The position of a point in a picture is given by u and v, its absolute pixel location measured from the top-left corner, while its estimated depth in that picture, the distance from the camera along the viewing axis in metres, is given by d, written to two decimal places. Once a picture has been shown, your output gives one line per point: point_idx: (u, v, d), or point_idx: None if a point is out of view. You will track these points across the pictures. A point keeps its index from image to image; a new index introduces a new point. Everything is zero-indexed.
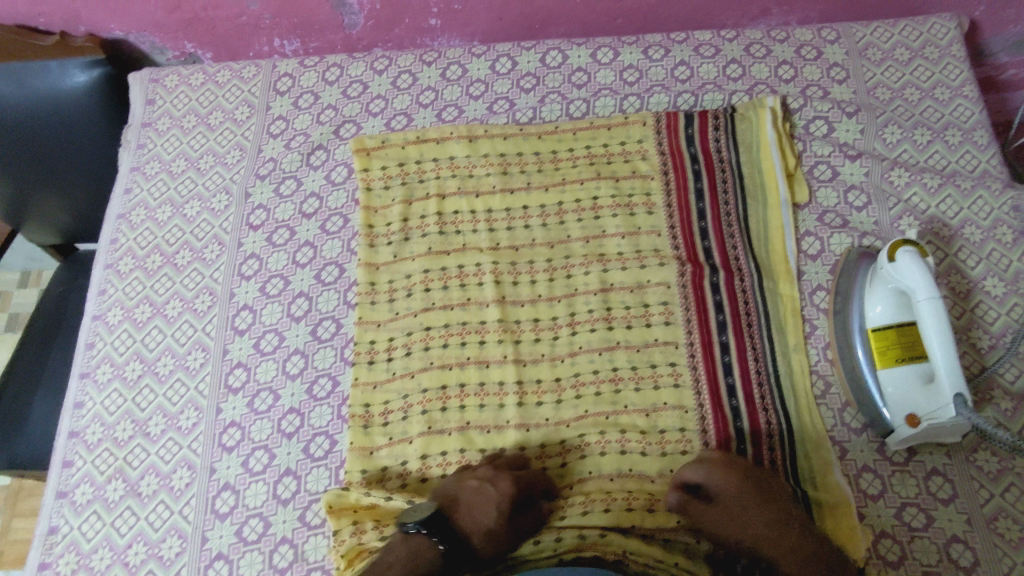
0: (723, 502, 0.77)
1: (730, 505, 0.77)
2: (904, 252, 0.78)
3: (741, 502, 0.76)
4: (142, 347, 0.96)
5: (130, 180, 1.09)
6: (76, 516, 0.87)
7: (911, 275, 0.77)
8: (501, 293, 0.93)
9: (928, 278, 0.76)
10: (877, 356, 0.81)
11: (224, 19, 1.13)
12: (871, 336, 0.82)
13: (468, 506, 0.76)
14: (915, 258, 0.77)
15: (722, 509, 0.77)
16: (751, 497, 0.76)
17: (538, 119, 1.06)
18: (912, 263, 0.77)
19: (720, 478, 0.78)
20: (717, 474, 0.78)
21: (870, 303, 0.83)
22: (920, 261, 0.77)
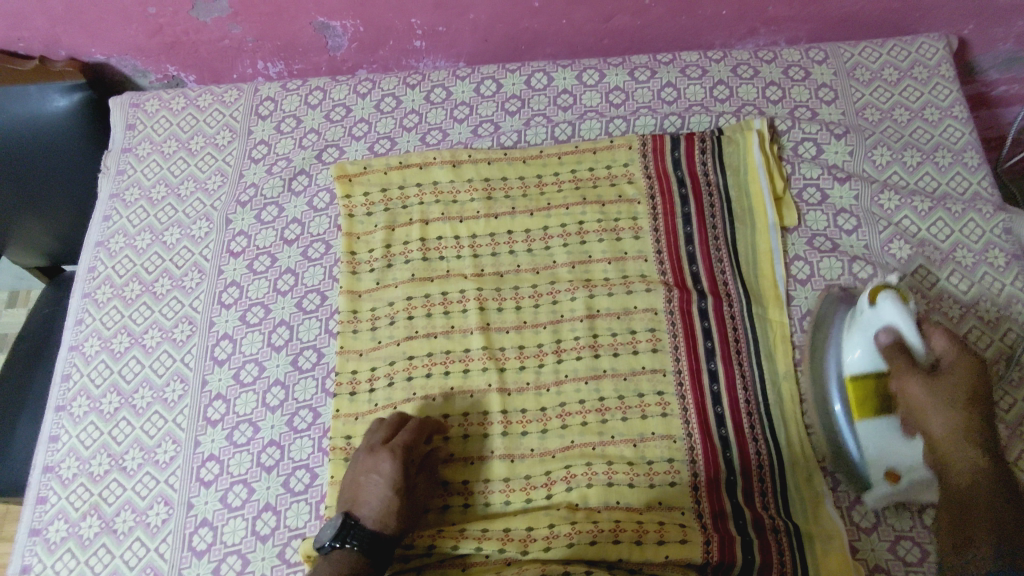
0: (942, 381, 0.74)
1: (947, 386, 0.74)
2: (885, 294, 0.78)
3: (957, 391, 0.73)
4: (119, 378, 0.94)
5: (110, 206, 1.07)
6: (49, 555, 0.84)
7: (895, 320, 0.76)
8: (485, 321, 0.91)
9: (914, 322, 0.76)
10: (858, 405, 0.79)
11: (206, 43, 1.12)
12: (852, 381, 0.80)
13: (366, 501, 0.77)
14: (893, 305, 0.77)
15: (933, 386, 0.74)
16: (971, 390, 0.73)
17: (523, 142, 1.04)
18: (893, 306, 0.77)
19: (966, 367, 0.74)
20: (962, 362, 0.74)
21: (848, 348, 0.81)
22: (902, 303, 0.76)
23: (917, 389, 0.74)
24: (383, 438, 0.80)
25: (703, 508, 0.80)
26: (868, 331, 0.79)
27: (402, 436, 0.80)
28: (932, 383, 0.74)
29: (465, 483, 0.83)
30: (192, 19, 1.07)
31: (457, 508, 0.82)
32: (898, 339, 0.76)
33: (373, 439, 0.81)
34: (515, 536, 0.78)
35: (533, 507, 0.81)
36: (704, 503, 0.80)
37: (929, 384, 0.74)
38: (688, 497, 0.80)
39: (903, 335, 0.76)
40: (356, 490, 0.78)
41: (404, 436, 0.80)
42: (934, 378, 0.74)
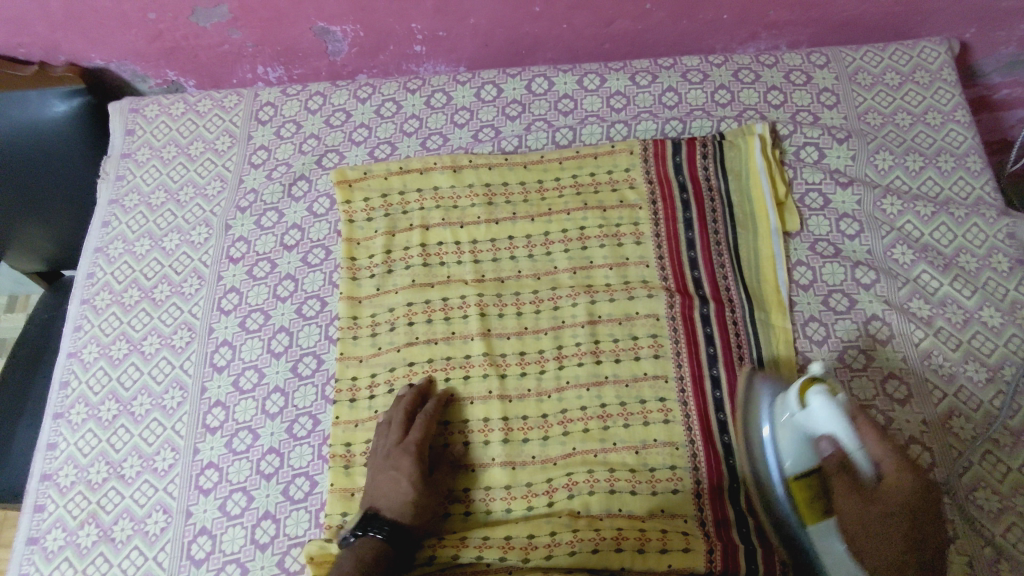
0: (878, 498, 0.69)
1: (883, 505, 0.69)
2: (816, 394, 0.71)
3: (893, 510, 0.68)
4: (118, 385, 0.93)
5: (109, 212, 1.07)
6: (46, 564, 0.84)
7: (830, 424, 0.69)
8: (486, 326, 0.90)
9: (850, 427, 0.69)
10: (804, 510, 0.72)
11: (205, 48, 1.12)
12: (794, 483, 0.73)
13: (385, 496, 0.79)
14: (829, 408, 0.69)
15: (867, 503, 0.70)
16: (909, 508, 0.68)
17: (524, 147, 1.04)
18: (828, 409, 0.69)
19: (903, 480, 0.69)
20: (899, 475, 0.69)
21: (785, 448, 0.74)
22: (834, 403, 0.70)
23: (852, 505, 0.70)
24: (397, 438, 0.82)
25: (706, 515, 0.79)
26: (803, 432, 0.72)
27: (414, 435, 0.81)
28: (868, 502, 0.70)
29: (466, 490, 0.83)
30: (192, 25, 1.07)
31: (459, 516, 0.82)
32: (837, 445, 0.70)
33: (389, 441, 0.82)
34: (516, 544, 0.77)
35: (534, 514, 0.81)
36: (707, 511, 0.79)
37: (865, 502, 0.70)
38: (690, 504, 0.80)
39: (840, 442, 0.70)
40: (376, 487, 0.80)
41: (417, 435, 0.81)
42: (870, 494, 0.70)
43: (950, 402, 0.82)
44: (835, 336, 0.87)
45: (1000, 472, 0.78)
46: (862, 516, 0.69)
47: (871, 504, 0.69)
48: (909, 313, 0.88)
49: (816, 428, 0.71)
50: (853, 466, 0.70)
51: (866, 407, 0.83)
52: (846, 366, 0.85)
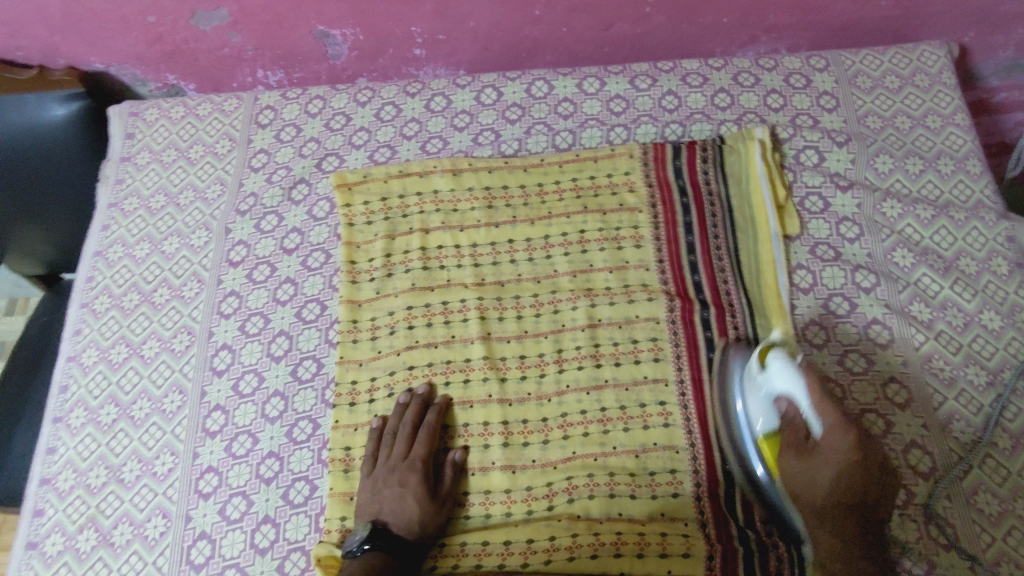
0: (819, 459, 0.73)
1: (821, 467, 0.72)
2: (776, 357, 0.76)
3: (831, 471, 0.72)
4: (117, 389, 0.93)
5: (108, 216, 1.07)
6: (45, 568, 0.83)
7: (788, 384, 0.74)
8: (486, 330, 0.90)
9: (805, 387, 0.74)
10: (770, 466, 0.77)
11: (205, 51, 1.12)
12: (759, 441, 0.78)
13: (393, 510, 0.79)
14: (784, 368, 0.75)
15: (808, 463, 0.73)
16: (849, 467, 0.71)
17: (524, 151, 1.04)
18: (786, 370, 0.75)
19: (847, 441, 0.72)
20: (843, 437, 0.72)
21: (751, 409, 0.78)
22: (791, 367, 0.75)
23: (791, 465, 0.74)
24: (404, 452, 0.82)
25: (707, 518, 0.79)
26: (765, 395, 0.77)
27: (419, 449, 0.82)
28: (807, 462, 0.73)
29: (465, 494, 0.83)
30: (192, 28, 1.07)
31: (458, 519, 0.82)
32: (792, 404, 0.75)
33: (394, 454, 0.82)
34: (515, 550, 0.78)
35: (534, 518, 0.81)
36: (708, 514, 0.79)
37: (805, 462, 0.73)
38: (690, 508, 0.80)
39: (793, 401, 0.75)
40: (382, 500, 0.80)
41: (423, 449, 0.82)
42: (812, 456, 0.73)
43: (950, 406, 0.82)
44: (835, 339, 0.87)
45: (1001, 476, 0.78)
46: (801, 475, 0.73)
47: (808, 466, 0.73)
48: (910, 316, 0.88)
49: (774, 388, 0.76)
50: (801, 427, 0.74)
51: (867, 411, 0.82)
52: (846, 369, 0.85)
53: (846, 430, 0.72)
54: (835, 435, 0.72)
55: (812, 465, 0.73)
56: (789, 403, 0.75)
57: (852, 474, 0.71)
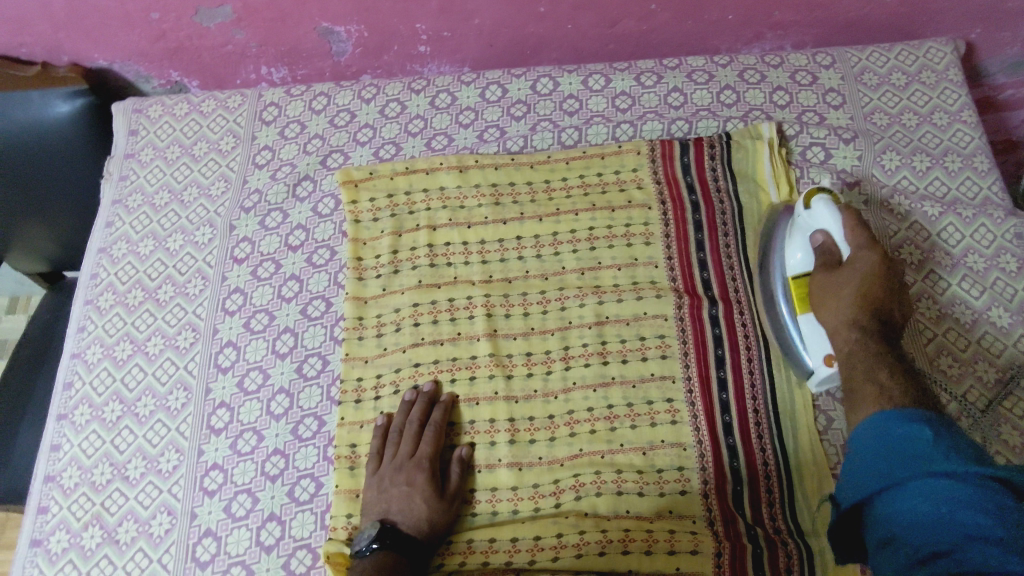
0: (846, 273, 0.79)
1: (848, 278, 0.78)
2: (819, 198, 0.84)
3: (857, 280, 0.77)
4: (122, 386, 0.93)
5: (112, 213, 1.06)
6: (50, 566, 0.83)
7: (826, 219, 0.83)
8: (493, 327, 0.90)
9: (840, 220, 0.82)
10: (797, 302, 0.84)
11: (210, 48, 1.12)
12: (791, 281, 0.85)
13: (401, 509, 0.79)
14: (827, 204, 0.83)
15: (835, 276, 0.79)
16: (874, 277, 0.77)
17: (529, 147, 1.04)
18: (826, 207, 0.83)
19: (873, 257, 0.78)
20: (871, 256, 0.78)
21: (790, 251, 0.86)
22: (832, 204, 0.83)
23: (820, 285, 0.80)
24: (409, 451, 0.82)
25: (715, 515, 0.78)
26: (805, 234, 0.85)
27: (425, 448, 0.82)
28: (835, 276, 0.79)
29: (472, 491, 0.82)
30: (196, 25, 1.07)
31: (464, 516, 0.81)
32: (827, 238, 0.82)
33: (399, 453, 0.82)
34: (522, 547, 0.78)
35: (540, 515, 0.80)
36: (716, 511, 0.79)
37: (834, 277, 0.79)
38: (698, 505, 0.79)
39: (828, 234, 0.82)
40: (389, 500, 0.80)
41: (430, 448, 0.82)
42: (840, 272, 0.79)
43: (959, 404, 0.82)
44: None
45: None
46: (827, 287, 0.79)
47: (836, 278, 0.79)
48: (918, 313, 0.87)
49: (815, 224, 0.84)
50: (833, 254, 0.81)
51: None
52: None
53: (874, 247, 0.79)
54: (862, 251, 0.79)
55: (840, 277, 0.79)
56: (826, 235, 0.82)
57: (875, 285, 0.77)
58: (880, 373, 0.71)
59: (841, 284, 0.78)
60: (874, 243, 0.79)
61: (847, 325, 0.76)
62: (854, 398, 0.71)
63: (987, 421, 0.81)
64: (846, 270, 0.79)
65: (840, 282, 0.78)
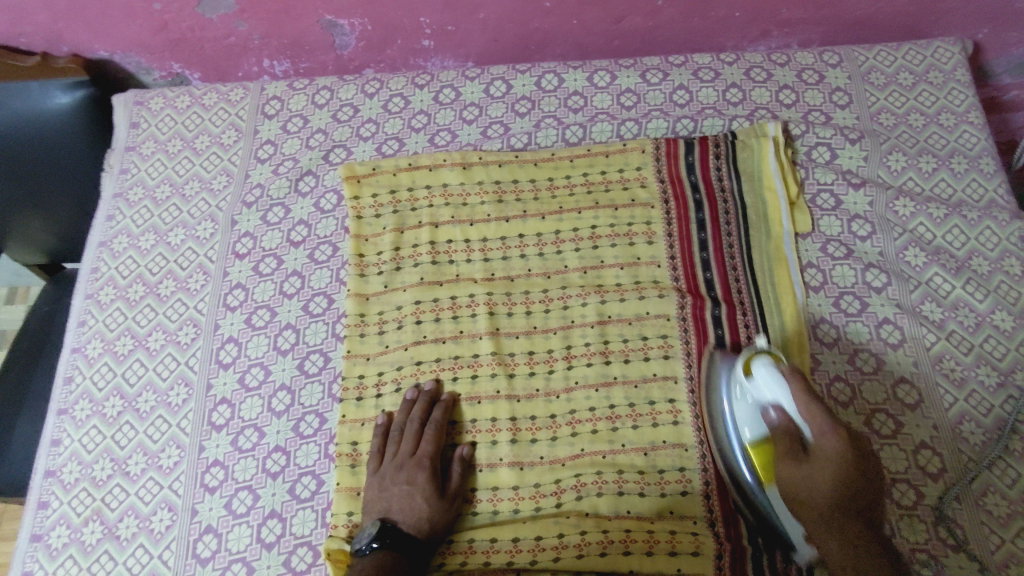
0: (813, 465, 0.69)
1: (814, 476, 0.69)
2: (760, 363, 0.74)
3: (830, 478, 0.68)
4: (122, 381, 0.93)
5: (113, 206, 1.06)
6: (51, 561, 0.83)
7: (774, 392, 0.72)
8: (495, 326, 0.89)
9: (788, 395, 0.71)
10: (760, 474, 0.75)
11: (211, 40, 1.10)
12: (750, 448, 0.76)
13: (401, 509, 0.78)
14: (769, 371, 0.73)
15: (804, 471, 0.70)
16: (845, 474, 0.68)
17: (534, 144, 1.03)
18: (768, 376, 0.73)
19: (840, 449, 0.68)
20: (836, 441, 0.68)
21: (740, 416, 0.77)
22: (774, 372, 0.73)
23: (786, 477, 0.71)
24: (410, 450, 0.82)
25: (716, 516, 0.78)
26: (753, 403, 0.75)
27: (426, 447, 0.82)
28: (805, 472, 0.70)
29: (473, 491, 0.82)
30: (198, 16, 1.05)
31: (466, 516, 0.81)
32: (780, 413, 0.72)
33: (400, 453, 0.82)
34: (524, 548, 0.78)
35: (542, 514, 0.80)
36: (717, 512, 0.79)
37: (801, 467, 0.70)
38: (700, 506, 0.79)
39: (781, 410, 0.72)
40: (390, 499, 0.80)
41: (431, 448, 0.82)
42: (804, 462, 0.70)
43: (961, 408, 0.82)
44: (846, 338, 0.86)
45: (1011, 479, 0.78)
46: (794, 484, 0.70)
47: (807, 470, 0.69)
48: (921, 316, 0.87)
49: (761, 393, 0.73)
50: (794, 436, 0.71)
51: (877, 410, 0.82)
52: (856, 369, 0.85)
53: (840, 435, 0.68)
54: (825, 438, 0.69)
55: (807, 474, 0.69)
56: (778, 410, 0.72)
57: (848, 483, 0.68)
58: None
59: (814, 479, 0.69)
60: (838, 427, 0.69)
61: (830, 535, 0.68)
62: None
63: (988, 423, 0.81)
64: (813, 465, 0.69)
65: (807, 481, 0.69)
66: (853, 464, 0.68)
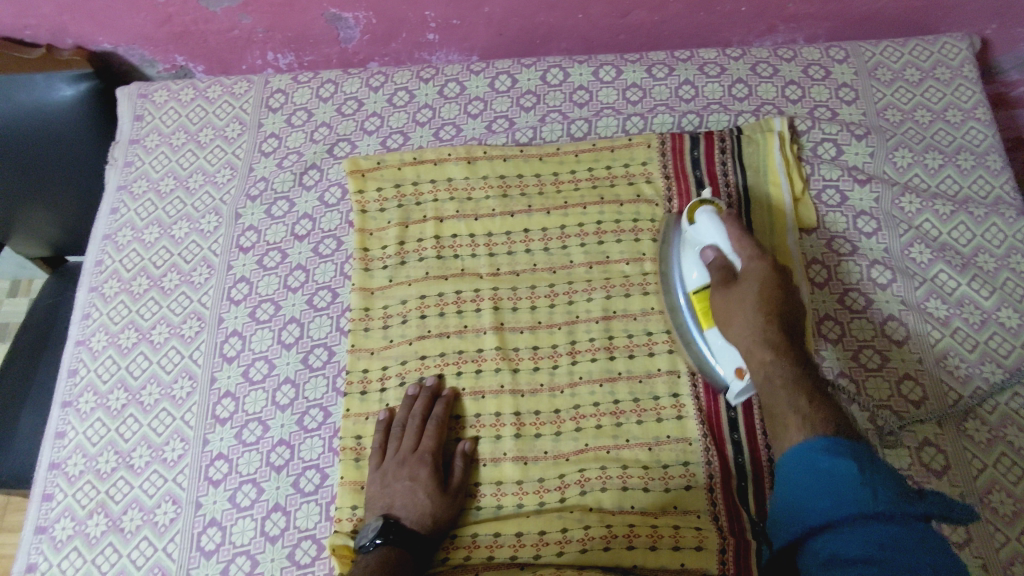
0: (742, 288, 0.78)
1: (744, 293, 0.77)
2: (702, 210, 0.84)
3: (759, 295, 0.76)
4: (127, 374, 0.93)
5: (117, 199, 1.06)
6: (55, 553, 0.83)
7: (711, 231, 0.82)
8: (500, 320, 0.89)
9: (726, 231, 0.81)
10: (701, 316, 0.82)
11: (216, 32, 1.10)
12: (693, 297, 0.83)
13: (404, 504, 0.79)
14: (710, 216, 0.82)
15: (735, 293, 0.78)
16: (768, 293, 0.77)
17: (539, 139, 1.03)
18: (708, 218, 0.83)
19: (765, 272, 0.78)
20: (762, 266, 0.78)
21: (685, 268, 0.85)
22: (713, 216, 0.82)
23: (717, 299, 0.78)
24: (412, 445, 0.82)
25: (720, 510, 0.78)
26: (695, 250, 0.84)
27: (428, 442, 0.82)
28: (735, 294, 0.78)
29: (477, 485, 0.82)
30: (202, 9, 1.05)
31: (469, 510, 0.81)
32: (717, 252, 0.81)
33: (402, 448, 0.82)
34: (527, 542, 0.78)
35: (546, 509, 0.80)
36: (720, 506, 0.78)
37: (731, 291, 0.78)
38: (703, 500, 0.79)
39: (717, 249, 0.81)
40: (392, 494, 0.80)
41: (433, 442, 0.82)
42: (735, 288, 0.78)
43: (966, 405, 0.82)
44: (851, 334, 0.86)
45: (1016, 476, 0.78)
46: (727, 305, 0.77)
47: (735, 292, 0.78)
48: (927, 313, 0.87)
49: (699, 237, 0.83)
50: (727, 268, 0.80)
51: (881, 407, 0.82)
52: (861, 365, 0.85)
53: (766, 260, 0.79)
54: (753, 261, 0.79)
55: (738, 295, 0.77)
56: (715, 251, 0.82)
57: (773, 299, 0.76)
58: (801, 399, 0.69)
59: (742, 299, 0.77)
60: (763, 255, 0.79)
61: (759, 346, 0.74)
62: (779, 430, 0.70)
63: (993, 420, 0.81)
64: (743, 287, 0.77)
65: (734, 304, 0.77)
66: (775, 286, 0.77)
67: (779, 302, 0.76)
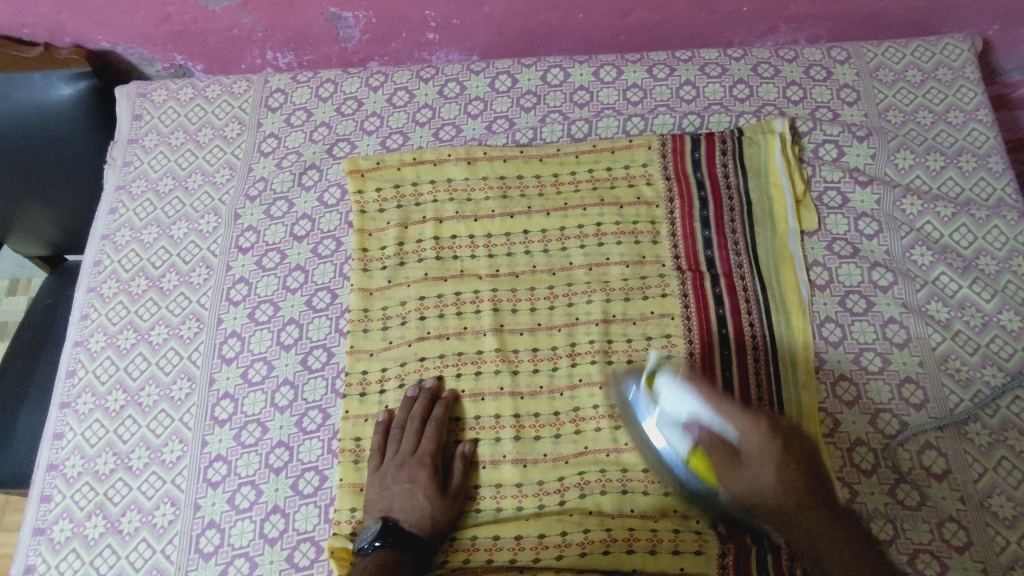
0: (749, 469, 0.67)
1: (759, 475, 0.67)
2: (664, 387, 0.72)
3: (772, 472, 0.67)
4: (125, 375, 0.92)
5: (116, 199, 1.05)
6: (53, 555, 0.83)
7: (685, 409, 0.69)
8: (500, 322, 0.89)
9: (702, 405, 0.69)
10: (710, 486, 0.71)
11: (215, 31, 1.10)
12: (690, 468, 0.71)
13: (403, 506, 0.79)
14: (676, 391, 0.70)
15: (743, 474, 0.67)
16: (779, 467, 0.67)
17: (539, 140, 1.02)
18: (676, 395, 0.70)
19: (766, 436, 0.68)
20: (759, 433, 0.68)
21: (669, 443, 0.72)
22: (680, 390, 0.70)
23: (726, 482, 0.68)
24: (411, 447, 0.82)
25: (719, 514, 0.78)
26: (673, 427, 0.71)
27: (427, 444, 0.82)
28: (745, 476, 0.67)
29: (476, 488, 0.82)
30: (201, 7, 1.05)
31: (469, 513, 0.81)
32: (702, 428, 0.69)
33: (402, 450, 0.82)
34: (527, 545, 0.78)
35: (545, 512, 0.80)
36: None
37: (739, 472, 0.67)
38: None
39: (701, 420, 0.69)
40: (392, 496, 0.80)
41: (433, 444, 0.82)
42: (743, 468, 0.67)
43: (966, 409, 0.81)
44: (851, 337, 0.86)
45: (1016, 480, 0.78)
46: (743, 492, 0.68)
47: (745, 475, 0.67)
48: (927, 316, 0.87)
49: (672, 410, 0.70)
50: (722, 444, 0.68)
51: (881, 410, 0.82)
52: (861, 368, 0.84)
53: (761, 417, 0.69)
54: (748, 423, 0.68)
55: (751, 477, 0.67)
56: (698, 422, 0.69)
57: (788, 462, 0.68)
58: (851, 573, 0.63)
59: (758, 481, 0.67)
60: (754, 418, 0.68)
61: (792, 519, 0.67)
62: None
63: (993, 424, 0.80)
64: (751, 465, 0.67)
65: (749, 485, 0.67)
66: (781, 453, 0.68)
67: (794, 463, 0.68)
